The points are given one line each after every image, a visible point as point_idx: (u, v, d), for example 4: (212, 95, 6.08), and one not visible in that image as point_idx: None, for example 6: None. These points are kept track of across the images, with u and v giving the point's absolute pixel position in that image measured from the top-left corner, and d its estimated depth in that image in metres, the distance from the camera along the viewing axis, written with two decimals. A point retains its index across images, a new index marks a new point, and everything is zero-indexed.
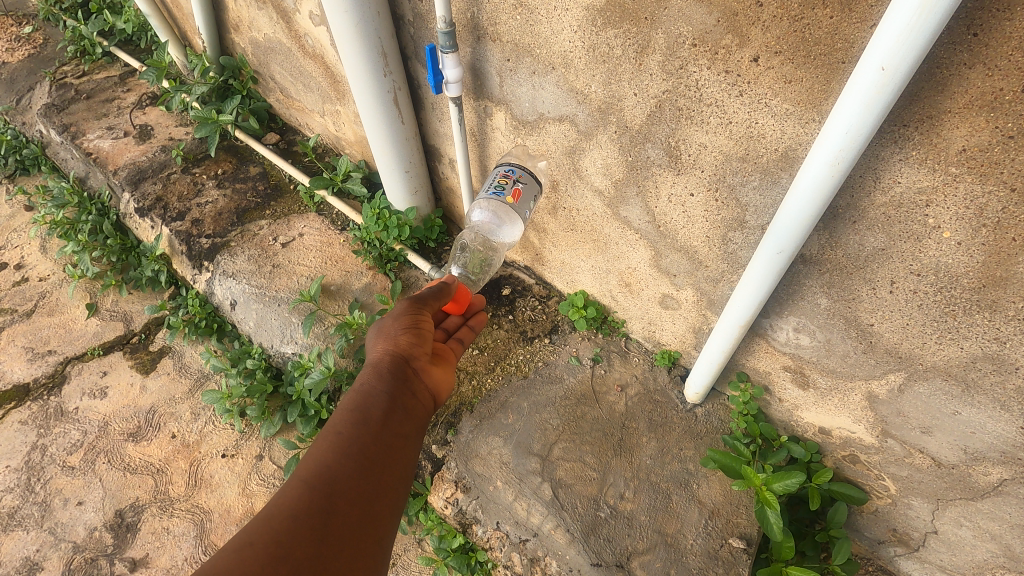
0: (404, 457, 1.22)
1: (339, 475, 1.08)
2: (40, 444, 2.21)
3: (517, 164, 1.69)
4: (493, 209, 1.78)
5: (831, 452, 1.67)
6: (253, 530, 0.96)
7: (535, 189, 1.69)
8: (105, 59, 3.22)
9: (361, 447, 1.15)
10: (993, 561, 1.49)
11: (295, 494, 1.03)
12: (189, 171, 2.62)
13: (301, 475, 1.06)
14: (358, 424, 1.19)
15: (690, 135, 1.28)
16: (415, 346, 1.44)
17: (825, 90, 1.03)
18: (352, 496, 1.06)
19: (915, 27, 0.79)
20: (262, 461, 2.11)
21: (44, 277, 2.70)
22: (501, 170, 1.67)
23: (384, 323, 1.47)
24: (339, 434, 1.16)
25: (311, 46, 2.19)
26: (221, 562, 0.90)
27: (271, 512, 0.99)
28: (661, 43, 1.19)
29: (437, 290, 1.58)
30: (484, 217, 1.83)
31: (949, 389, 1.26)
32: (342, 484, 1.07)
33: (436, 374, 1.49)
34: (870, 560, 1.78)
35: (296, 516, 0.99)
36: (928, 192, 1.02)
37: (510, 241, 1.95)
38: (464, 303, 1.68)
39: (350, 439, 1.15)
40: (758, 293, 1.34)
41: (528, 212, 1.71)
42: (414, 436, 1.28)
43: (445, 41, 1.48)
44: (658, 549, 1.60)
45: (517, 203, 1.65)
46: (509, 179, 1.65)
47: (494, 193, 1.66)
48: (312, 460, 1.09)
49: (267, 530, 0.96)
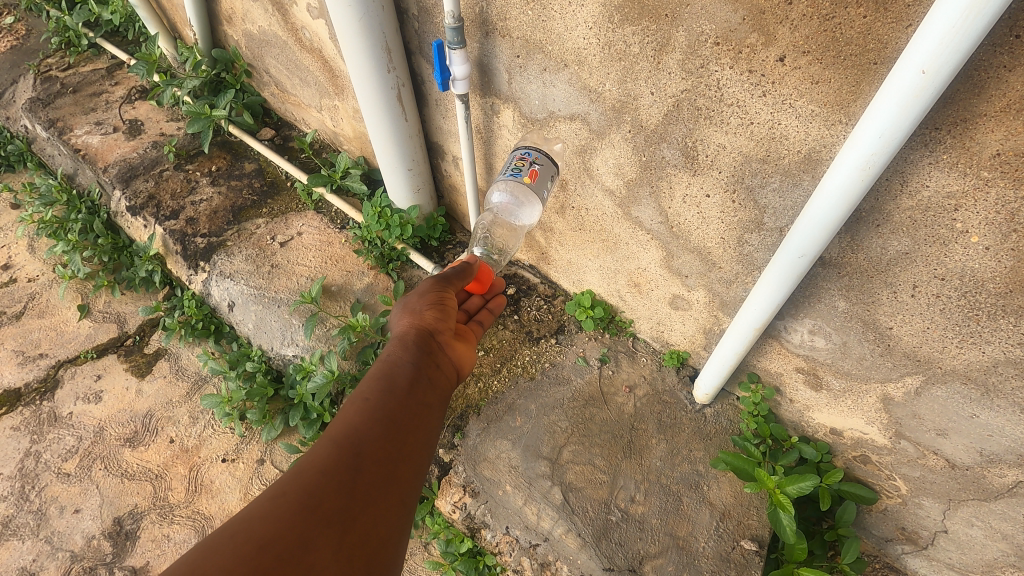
0: (428, 424, 1.25)
1: (366, 436, 1.12)
2: (33, 451, 2.16)
3: (533, 147, 1.56)
4: (510, 191, 1.66)
5: (841, 452, 1.65)
6: (286, 482, 1.00)
7: (553, 169, 1.56)
8: (91, 51, 3.12)
9: (387, 412, 1.19)
10: (1003, 560, 1.47)
11: (325, 450, 1.07)
12: (182, 167, 2.55)
13: (330, 435, 1.11)
14: (385, 391, 1.23)
15: (708, 135, 1.26)
16: (439, 321, 1.48)
17: (854, 91, 1.01)
18: (379, 457, 1.10)
19: (961, 29, 0.78)
20: (263, 466, 2.07)
21: (33, 278, 2.63)
22: (516, 152, 1.54)
23: (409, 299, 1.52)
24: (366, 399, 1.20)
25: (309, 40, 2.13)
26: (258, 508, 0.96)
27: (302, 466, 1.04)
28: (682, 41, 1.16)
29: (459, 269, 1.61)
30: (504, 198, 1.73)
31: (968, 393, 1.24)
32: (368, 444, 1.11)
33: (459, 350, 1.53)
34: (877, 557, 1.76)
35: (326, 471, 1.03)
36: (958, 197, 1.01)
37: (527, 224, 1.89)
38: (485, 282, 1.71)
39: (376, 405, 1.19)
40: (776, 297, 1.32)
41: (545, 194, 1.57)
42: (438, 406, 1.32)
43: (453, 37, 1.43)
44: (670, 552, 1.59)
45: (534, 184, 1.52)
46: (525, 161, 1.52)
47: (511, 175, 1.52)
48: (342, 421, 1.14)
49: (298, 482, 1.00)
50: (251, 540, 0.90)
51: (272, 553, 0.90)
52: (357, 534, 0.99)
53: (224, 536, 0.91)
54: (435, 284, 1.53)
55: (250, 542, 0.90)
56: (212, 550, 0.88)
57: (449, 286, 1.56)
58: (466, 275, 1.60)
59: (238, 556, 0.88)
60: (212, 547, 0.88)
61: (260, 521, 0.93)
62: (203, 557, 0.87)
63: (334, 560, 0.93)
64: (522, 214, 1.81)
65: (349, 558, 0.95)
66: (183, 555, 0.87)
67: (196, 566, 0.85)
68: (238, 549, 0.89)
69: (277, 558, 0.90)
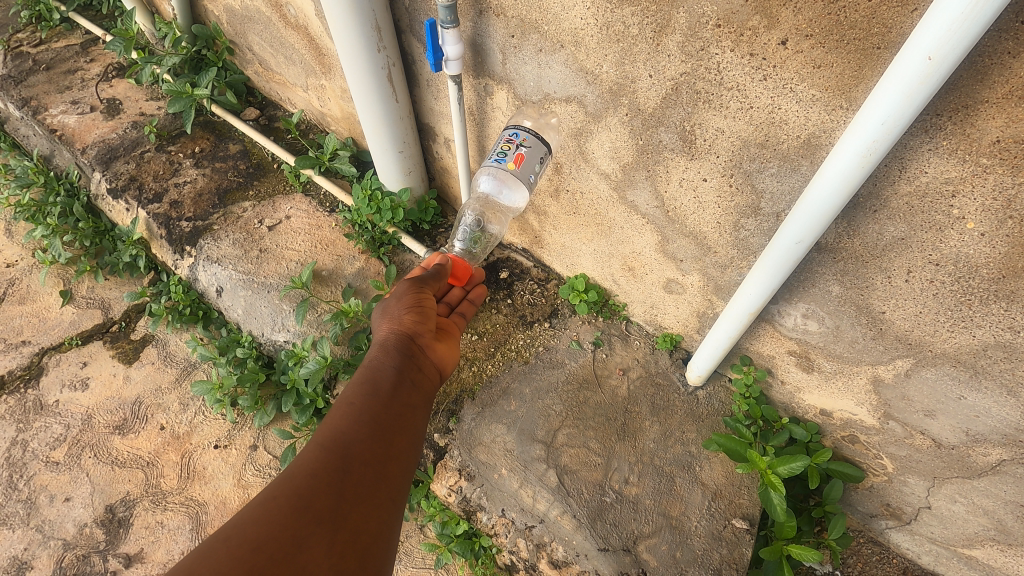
0: (413, 425, 1.26)
1: (353, 438, 1.12)
2: (20, 440, 2.13)
3: (523, 126, 1.52)
4: (497, 174, 1.66)
5: (830, 432, 1.68)
6: (276, 487, 1.01)
7: (543, 150, 1.51)
8: (63, 26, 3.00)
9: (373, 414, 1.20)
10: (983, 534, 1.51)
11: (313, 454, 1.07)
12: (165, 149, 2.48)
13: (317, 439, 1.11)
14: (369, 395, 1.24)
15: (707, 119, 1.24)
16: (419, 324, 1.50)
17: (856, 76, 1.01)
18: (367, 456, 1.10)
19: (970, 16, 0.77)
20: (257, 452, 2.06)
21: (12, 263, 2.56)
22: (505, 132, 1.51)
23: (388, 304, 1.53)
24: (351, 404, 1.21)
25: (293, 16, 2.06)
26: (248, 515, 0.96)
27: (292, 470, 1.04)
28: (682, 23, 1.14)
29: (434, 270, 1.64)
30: (491, 179, 1.73)
31: (956, 374, 1.26)
32: (356, 445, 1.11)
33: (440, 351, 1.55)
34: (862, 532, 1.82)
35: (316, 473, 1.03)
36: (956, 183, 1.01)
37: (519, 204, 1.84)
38: (461, 278, 1.73)
39: (361, 408, 1.20)
40: (770, 284, 1.33)
41: (535, 177, 1.54)
42: (421, 407, 1.32)
43: (445, 16, 1.38)
44: (664, 532, 1.62)
45: (520, 169, 1.50)
46: (512, 143, 1.49)
47: (497, 160, 1.52)
48: (329, 427, 1.14)
49: (288, 485, 1.01)
50: (245, 542, 0.91)
51: (265, 554, 0.90)
52: (349, 531, 0.99)
53: (218, 542, 0.91)
54: (412, 286, 1.55)
55: (243, 545, 0.90)
56: (207, 553, 0.89)
57: (426, 287, 1.56)
58: (442, 275, 1.61)
59: (232, 559, 0.88)
60: (206, 553, 0.89)
61: (253, 525, 0.94)
62: (198, 561, 0.88)
63: (327, 557, 0.94)
64: (511, 195, 1.78)
65: (342, 555, 0.96)
66: (178, 562, 0.88)
67: (191, 572, 0.86)
68: (231, 552, 0.89)
69: (271, 559, 0.90)
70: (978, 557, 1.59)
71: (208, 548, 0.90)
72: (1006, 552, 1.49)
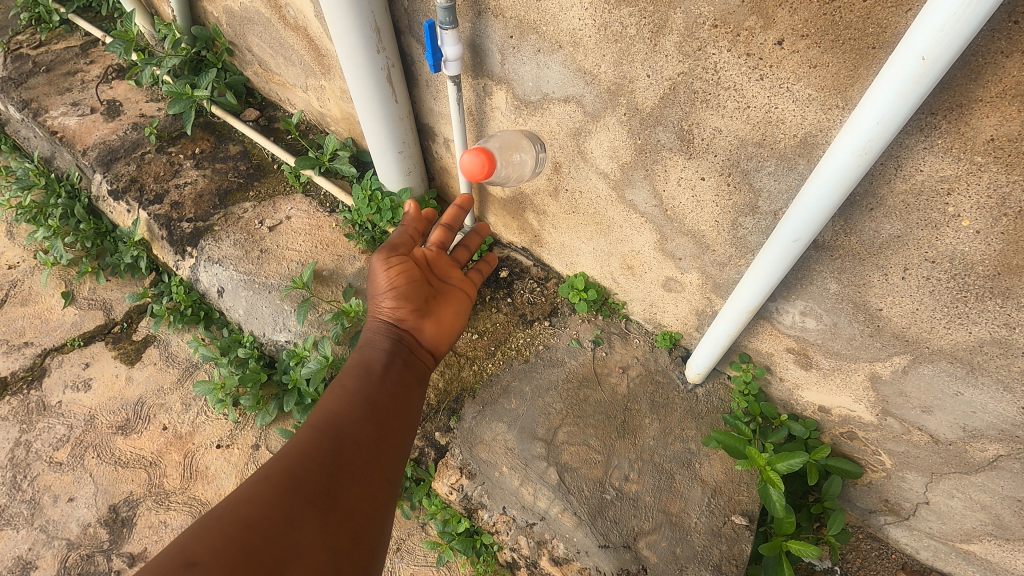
0: (404, 416, 1.30)
1: (345, 424, 1.17)
2: (23, 440, 2.14)
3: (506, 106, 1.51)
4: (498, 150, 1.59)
5: (829, 428, 1.69)
6: (271, 467, 1.03)
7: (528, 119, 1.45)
8: (62, 27, 3.00)
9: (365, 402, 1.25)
10: (981, 529, 1.52)
11: (307, 437, 1.11)
12: (165, 150, 2.49)
13: (311, 424, 1.15)
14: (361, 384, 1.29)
15: (704, 119, 1.25)
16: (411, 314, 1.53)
17: (851, 76, 1.02)
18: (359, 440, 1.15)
19: (962, 17, 0.78)
20: (259, 451, 2.07)
21: (14, 265, 2.57)
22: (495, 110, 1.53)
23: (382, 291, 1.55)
24: (344, 393, 1.26)
25: (293, 17, 2.06)
26: (241, 495, 0.96)
27: (287, 451, 1.08)
28: (679, 23, 1.15)
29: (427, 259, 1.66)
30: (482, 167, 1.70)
31: (953, 371, 1.27)
32: (349, 430, 1.15)
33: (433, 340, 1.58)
34: (861, 528, 1.83)
35: (310, 453, 1.07)
36: (951, 181, 1.02)
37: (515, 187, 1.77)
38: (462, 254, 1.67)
39: (354, 396, 1.25)
40: (768, 281, 1.34)
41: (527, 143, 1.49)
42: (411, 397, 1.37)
43: (444, 17, 1.39)
44: (664, 528, 1.63)
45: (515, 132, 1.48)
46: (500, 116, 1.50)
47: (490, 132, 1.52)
48: (323, 413, 1.19)
49: (283, 465, 1.04)
50: (238, 521, 0.91)
51: (259, 532, 0.90)
52: (342, 513, 1.00)
53: (212, 520, 0.91)
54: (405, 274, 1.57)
55: (237, 523, 0.90)
56: (201, 531, 0.88)
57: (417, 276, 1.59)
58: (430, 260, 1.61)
59: (225, 537, 0.87)
60: (200, 530, 0.88)
61: (247, 504, 0.94)
62: (191, 538, 0.87)
63: (320, 536, 0.95)
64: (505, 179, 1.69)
65: (335, 535, 0.97)
66: (172, 540, 0.87)
67: (185, 547, 0.85)
68: (225, 530, 0.89)
69: (264, 538, 0.90)
70: (976, 552, 1.60)
71: (201, 527, 0.90)
72: (1005, 547, 1.50)
